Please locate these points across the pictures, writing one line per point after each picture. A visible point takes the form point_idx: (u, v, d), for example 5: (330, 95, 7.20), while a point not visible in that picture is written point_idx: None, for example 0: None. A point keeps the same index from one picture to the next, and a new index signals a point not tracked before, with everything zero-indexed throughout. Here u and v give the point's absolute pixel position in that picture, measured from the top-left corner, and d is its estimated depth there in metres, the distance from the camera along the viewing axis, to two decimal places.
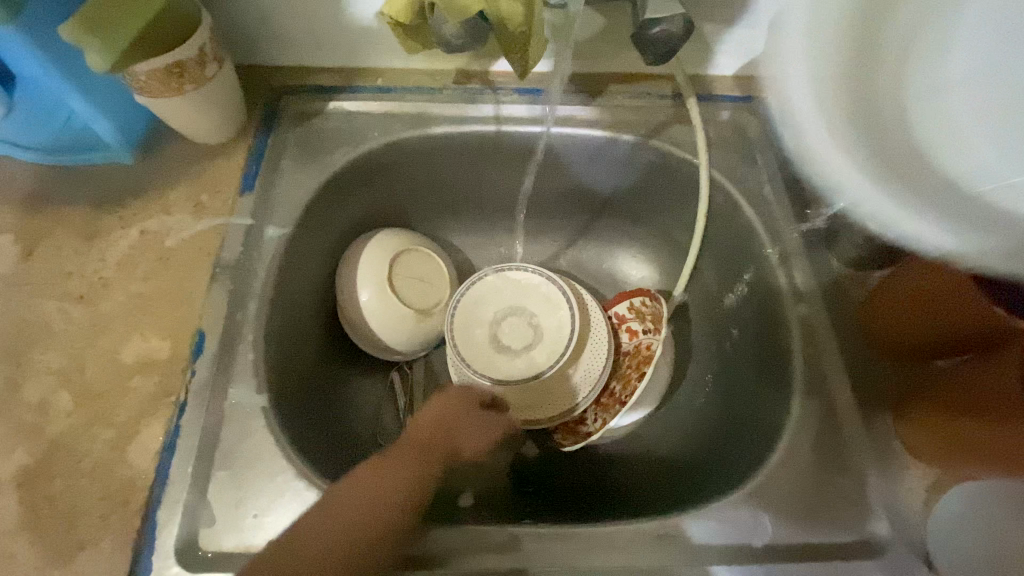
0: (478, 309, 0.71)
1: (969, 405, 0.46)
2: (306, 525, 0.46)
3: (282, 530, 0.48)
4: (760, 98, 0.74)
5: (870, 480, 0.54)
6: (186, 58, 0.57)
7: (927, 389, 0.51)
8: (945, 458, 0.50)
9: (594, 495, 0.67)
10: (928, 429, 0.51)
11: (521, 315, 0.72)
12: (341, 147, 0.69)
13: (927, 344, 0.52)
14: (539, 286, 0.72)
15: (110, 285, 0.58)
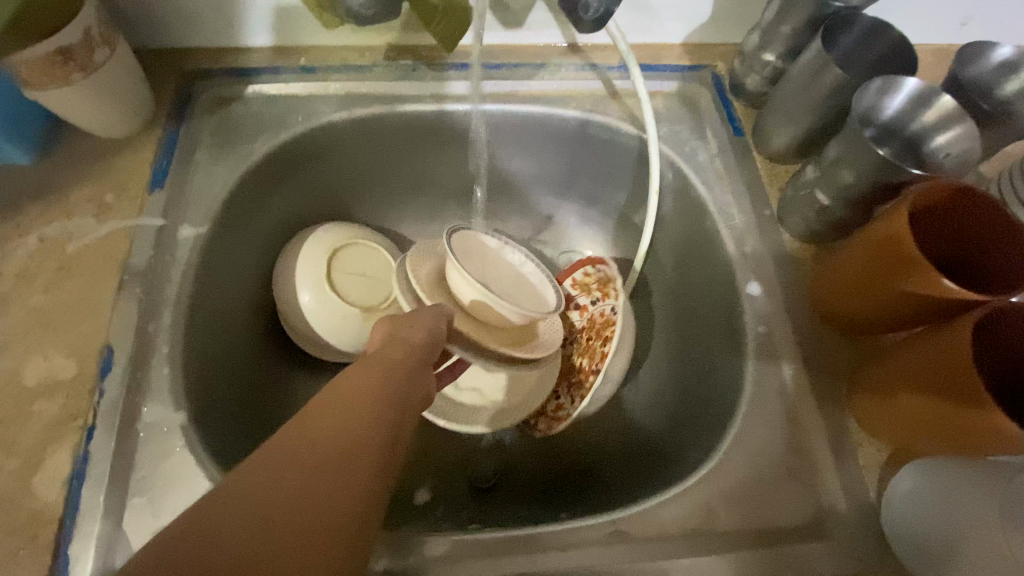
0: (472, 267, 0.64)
1: (923, 381, 0.45)
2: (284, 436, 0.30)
3: None
4: (709, 67, 0.70)
5: (822, 457, 0.53)
6: (70, 43, 0.50)
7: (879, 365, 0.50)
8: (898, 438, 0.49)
9: (554, 488, 0.66)
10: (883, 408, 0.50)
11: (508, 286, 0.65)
12: (262, 134, 0.63)
13: (879, 318, 0.51)
14: (513, 262, 0.66)
15: (6, 299, 0.53)
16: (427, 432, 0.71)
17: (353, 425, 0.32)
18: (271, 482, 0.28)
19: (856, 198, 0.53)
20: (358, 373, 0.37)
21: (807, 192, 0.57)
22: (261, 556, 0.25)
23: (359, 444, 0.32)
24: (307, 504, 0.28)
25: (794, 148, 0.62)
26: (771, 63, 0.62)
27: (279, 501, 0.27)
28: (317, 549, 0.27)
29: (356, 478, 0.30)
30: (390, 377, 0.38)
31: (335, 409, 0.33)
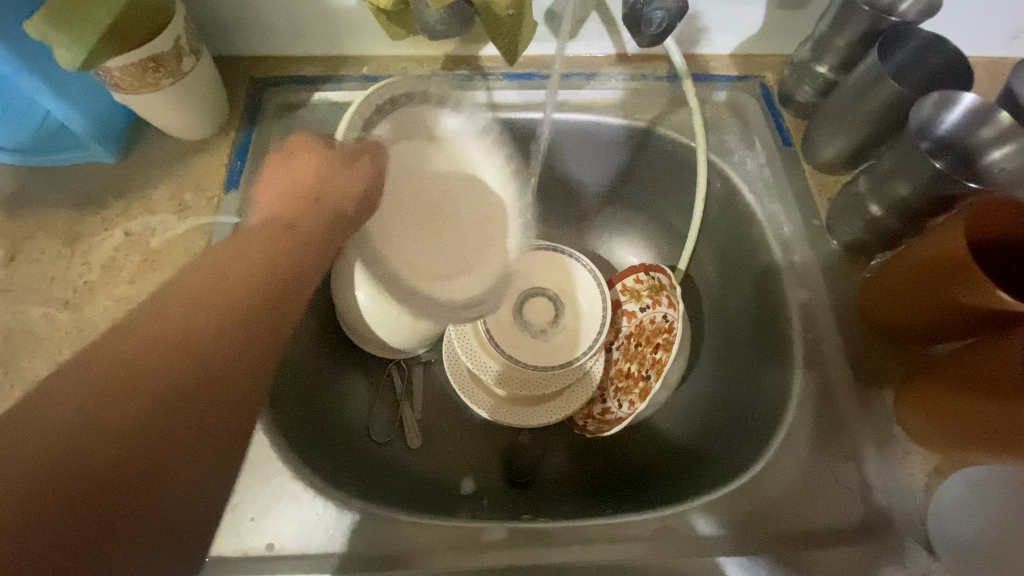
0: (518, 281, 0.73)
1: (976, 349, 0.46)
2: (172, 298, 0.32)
3: (287, 531, 0.49)
4: (758, 78, 0.72)
5: (868, 464, 0.53)
6: (161, 52, 0.54)
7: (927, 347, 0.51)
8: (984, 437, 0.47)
9: (595, 487, 0.67)
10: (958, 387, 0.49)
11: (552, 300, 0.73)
12: (327, 139, 0.67)
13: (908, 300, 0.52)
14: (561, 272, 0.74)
15: (95, 288, 0.57)
16: (471, 426, 0.73)
17: (204, 337, 0.31)
18: (76, 394, 0.27)
19: (910, 211, 0.54)
20: (232, 264, 0.36)
21: (858, 203, 0.58)
22: (81, 474, 0.25)
23: (216, 358, 0.31)
24: (152, 423, 0.27)
25: (844, 160, 0.63)
26: (823, 76, 0.63)
27: (179, 368, 0.30)
28: (171, 467, 0.28)
29: (220, 394, 0.30)
30: (281, 282, 0.37)
31: (202, 316, 0.32)
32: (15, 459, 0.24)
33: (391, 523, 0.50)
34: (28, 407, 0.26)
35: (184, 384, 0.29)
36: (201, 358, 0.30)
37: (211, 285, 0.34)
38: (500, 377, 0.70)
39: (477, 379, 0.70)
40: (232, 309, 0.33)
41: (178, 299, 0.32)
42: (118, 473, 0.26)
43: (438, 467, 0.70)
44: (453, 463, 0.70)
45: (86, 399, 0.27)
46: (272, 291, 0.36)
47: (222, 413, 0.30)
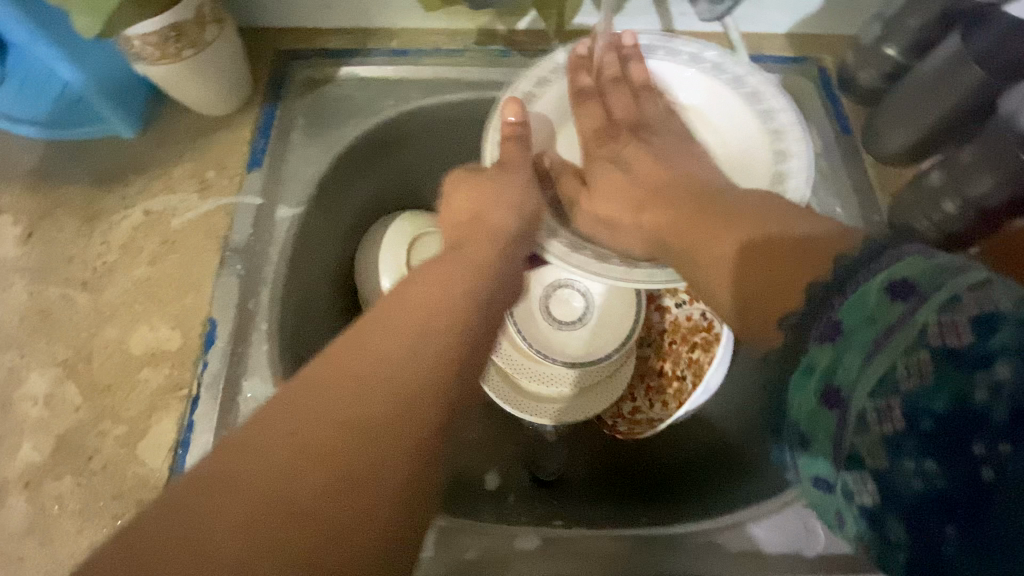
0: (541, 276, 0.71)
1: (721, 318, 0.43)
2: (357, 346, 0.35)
3: None
4: (817, 60, 0.66)
5: None
6: (184, 20, 0.51)
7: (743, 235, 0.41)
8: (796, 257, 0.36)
9: (628, 488, 0.65)
10: (777, 265, 0.37)
11: (583, 294, 0.71)
12: (354, 117, 0.63)
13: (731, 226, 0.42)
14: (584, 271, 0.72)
15: (113, 269, 0.55)
16: (497, 420, 0.71)
17: (344, 421, 0.31)
18: (229, 484, 0.29)
19: (986, 209, 0.49)
20: (377, 342, 0.35)
21: (933, 199, 0.53)
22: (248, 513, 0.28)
23: (371, 445, 0.31)
24: (304, 521, 0.28)
25: (910, 153, 0.58)
26: (892, 59, 0.58)
27: (334, 416, 0.32)
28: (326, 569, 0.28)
29: (368, 489, 0.30)
30: (426, 357, 0.35)
31: (344, 407, 0.32)
32: (185, 543, 0.27)
33: (448, 529, 0.47)
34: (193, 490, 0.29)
35: (331, 483, 0.30)
36: (344, 455, 0.30)
37: (355, 366, 0.34)
38: (529, 373, 0.67)
39: (505, 374, 0.68)
40: (381, 391, 0.33)
41: (317, 386, 0.33)
42: (285, 545, 0.27)
43: (463, 460, 0.67)
44: (477, 457, 0.68)
45: (244, 487, 0.29)
46: (415, 370, 0.34)
47: (376, 512, 0.30)
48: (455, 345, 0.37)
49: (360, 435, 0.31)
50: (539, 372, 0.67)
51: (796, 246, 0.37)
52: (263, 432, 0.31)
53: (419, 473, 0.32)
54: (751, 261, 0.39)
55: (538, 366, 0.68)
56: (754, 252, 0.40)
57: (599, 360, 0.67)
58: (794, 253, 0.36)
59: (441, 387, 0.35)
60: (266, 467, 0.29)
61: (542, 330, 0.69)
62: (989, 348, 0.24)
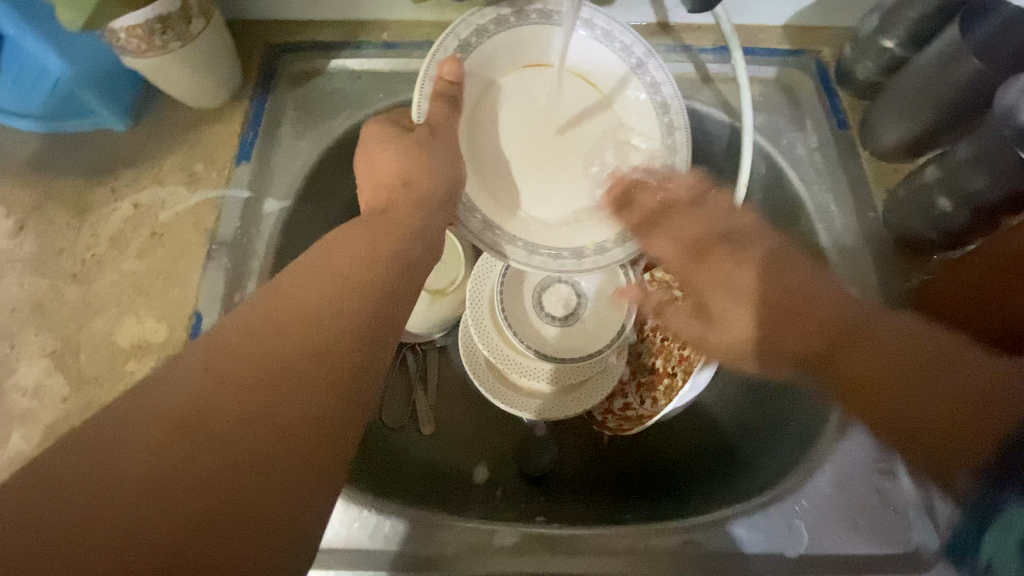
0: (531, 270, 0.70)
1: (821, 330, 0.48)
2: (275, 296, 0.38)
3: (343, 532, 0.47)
4: (815, 52, 0.65)
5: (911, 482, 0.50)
6: (171, 12, 0.50)
7: (913, 359, 0.43)
8: (946, 409, 0.41)
9: (615, 485, 0.65)
10: (936, 392, 0.42)
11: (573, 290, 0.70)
12: (343, 110, 0.63)
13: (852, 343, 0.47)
14: None
15: (103, 262, 0.55)
16: (486, 415, 0.71)
17: (257, 354, 0.34)
18: (145, 410, 0.31)
19: (982, 206, 0.48)
20: (293, 292, 0.38)
21: (927, 195, 0.52)
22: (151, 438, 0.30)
23: (283, 385, 0.34)
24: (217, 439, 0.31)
25: (906, 148, 0.57)
26: (890, 51, 0.56)
27: (245, 357, 0.34)
28: (236, 473, 0.30)
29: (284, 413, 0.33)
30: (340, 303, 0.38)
31: (265, 344, 0.35)
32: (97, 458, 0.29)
33: (427, 524, 0.48)
34: (107, 416, 0.31)
35: (246, 402, 0.32)
36: (259, 385, 0.33)
37: (273, 312, 0.37)
38: (517, 368, 0.67)
39: (493, 369, 0.67)
40: (295, 337, 0.35)
41: (234, 329, 0.36)
42: (182, 468, 0.29)
43: (452, 455, 0.68)
44: (466, 452, 0.68)
45: (160, 409, 0.31)
46: (331, 311, 0.37)
47: (292, 432, 0.33)
48: (370, 304, 0.39)
49: (274, 363, 0.34)
50: (530, 367, 0.67)
51: (944, 368, 0.42)
52: (179, 368, 0.33)
53: (337, 400, 0.35)
54: (886, 399, 0.44)
55: (529, 360, 0.67)
56: (906, 376, 0.43)
57: (590, 356, 0.67)
58: (938, 387, 0.42)
59: (355, 325, 0.38)
60: (179, 393, 0.32)
61: (530, 325, 0.69)
62: (1013, 477, 0.39)
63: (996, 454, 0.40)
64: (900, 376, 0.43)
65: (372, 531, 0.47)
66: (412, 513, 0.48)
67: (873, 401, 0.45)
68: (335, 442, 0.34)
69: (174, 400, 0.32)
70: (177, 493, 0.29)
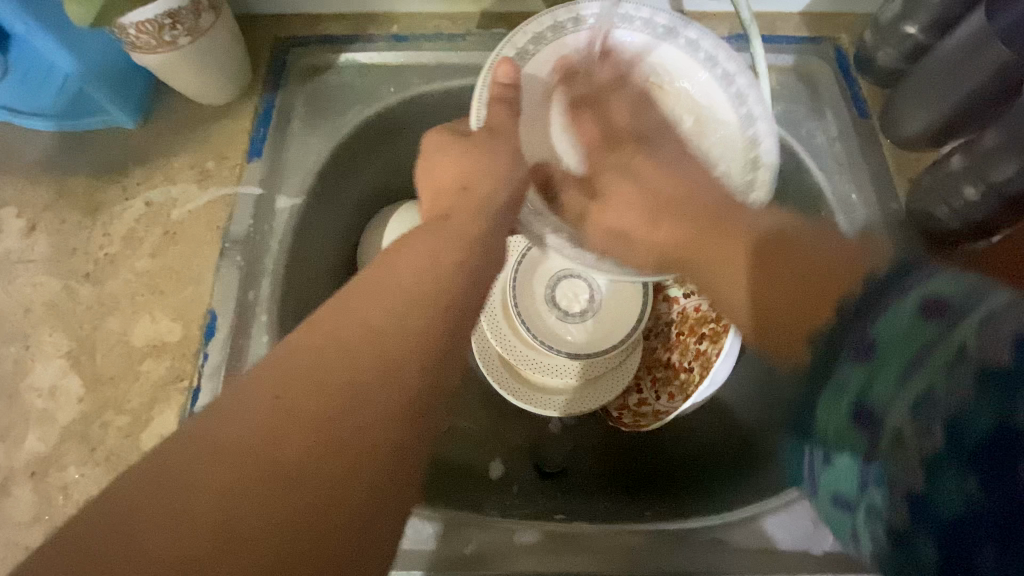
0: (542, 266, 0.70)
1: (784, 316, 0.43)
2: (334, 310, 0.36)
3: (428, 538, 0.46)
4: (834, 39, 0.63)
5: None
6: (180, 7, 0.50)
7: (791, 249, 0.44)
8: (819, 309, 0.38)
9: (632, 481, 0.64)
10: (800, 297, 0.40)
11: (587, 283, 0.70)
12: (354, 104, 0.62)
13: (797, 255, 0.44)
14: None
15: (115, 261, 0.55)
16: (500, 413, 0.70)
17: (320, 393, 0.32)
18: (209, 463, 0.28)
19: (1010, 195, 0.47)
20: (351, 319, 0.35)
21: (953, 185, 0.51)
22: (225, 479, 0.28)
23: (357, 409, 0.32)
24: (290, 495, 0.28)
25: (929, 136, 0.56)
26: (912, 38, 0.55)
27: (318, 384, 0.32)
28: (312, 511, 0.28)
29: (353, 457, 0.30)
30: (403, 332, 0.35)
31: (329, 366, 0.33)
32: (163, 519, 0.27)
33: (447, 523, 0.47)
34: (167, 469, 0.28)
35: (315, 447, 0.30)
36: (328, 429, 0.30)
37: (330, 345, 0.34)
38: (533, 364, 0.66)
39: (508, 366, 0.67)
40: (365, 359, 0.33)
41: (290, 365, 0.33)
42: (260, 510, 0.27)
43: (467, 452, 0.67)
44: (481, 448, 0.67)
45: (226, 462, 0.28)
46: (391, 342, 0.34)
47: (365, 467, 0.31)
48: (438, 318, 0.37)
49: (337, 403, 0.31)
50: (543, 362, 0.66)
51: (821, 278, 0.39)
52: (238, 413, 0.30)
53: (404, 440, 0.33)
54: (787, 282, 0.42)
55: (542, 356, 0.67)
56: (792, 278, 0.42)
57: (605, 351, 0.66)
58: (823, 287, 0.39)
59: (419, 347, 0.35)
60: (240, 443, 0.29)
61: (544, 319, 0.68)
62: (993, 397, 0.26)
63: (851, 312, 0.33)
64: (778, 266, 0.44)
65: None
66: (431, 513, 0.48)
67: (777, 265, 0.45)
68: (404, 468, 0.32)
69: (243, 434, 0.29)
70: (255, 541, 0.27)
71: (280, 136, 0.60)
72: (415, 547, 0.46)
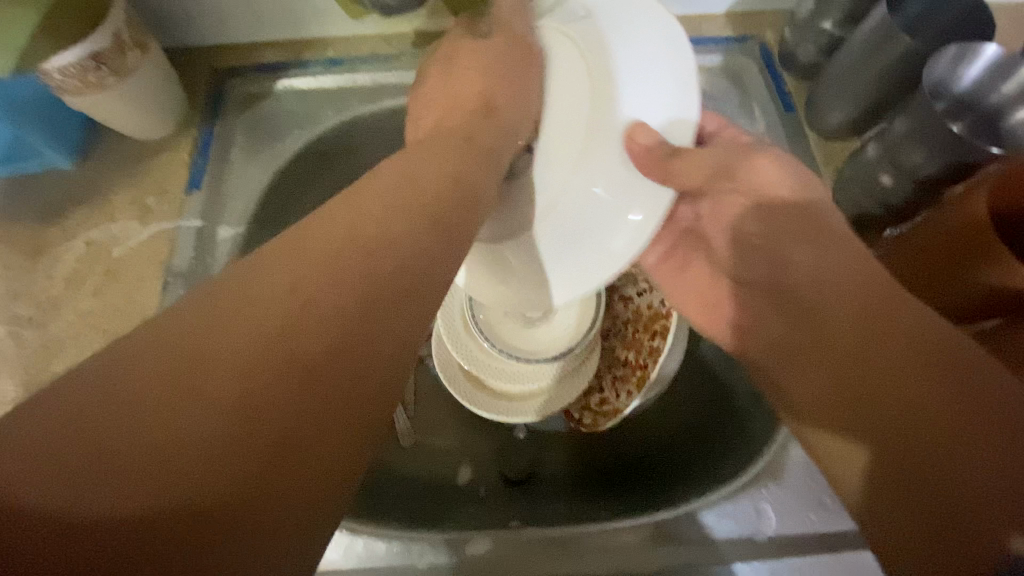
0: None
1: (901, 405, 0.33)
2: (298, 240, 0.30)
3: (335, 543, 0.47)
4: (758, 38, 0.65)
5: None
6: (102, 47, 0.50)
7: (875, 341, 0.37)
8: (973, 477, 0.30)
9: (594, 480, 0.65)
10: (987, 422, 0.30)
11: None
12: (293, 131, 0.63)
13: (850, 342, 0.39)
14: None
15: (59, 302, 0.55)
16: (466, 423, 0.71)
17: (286, 406, 0.24)
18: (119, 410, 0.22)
19: (926, 178, 0.49)
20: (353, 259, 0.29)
21: (870, 171, 0.53)
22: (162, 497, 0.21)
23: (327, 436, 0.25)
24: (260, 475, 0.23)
25: (851, 127, 0.58)
26: (828, 33, 0.57)
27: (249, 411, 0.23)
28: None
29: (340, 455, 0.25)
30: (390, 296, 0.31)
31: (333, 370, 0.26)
32: (179, 415, 0.22)
33: (403, 540, 0.48)
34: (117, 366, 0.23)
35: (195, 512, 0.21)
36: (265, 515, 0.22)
37: (291, 294, 0.27)
38: (490, 370, 0.67)
39: (470, 377, 0.67)
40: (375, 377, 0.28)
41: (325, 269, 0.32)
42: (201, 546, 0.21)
43: (433, 462, 0.68)
44: (447, 456, 0.68)
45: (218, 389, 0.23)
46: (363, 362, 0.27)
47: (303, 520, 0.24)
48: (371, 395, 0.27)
49: (325, 365, 0.26)
50: (499, 367, 0.67)
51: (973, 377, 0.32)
52: (256, 340, 0.25)
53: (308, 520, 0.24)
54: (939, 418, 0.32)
55: (499, 362, 0.67)
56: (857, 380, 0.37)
57: (560, 353, 0.66)
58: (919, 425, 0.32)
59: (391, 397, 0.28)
60: (245, 364, 0.24)
61: (499, 325, 0.69)
62: None
63: None
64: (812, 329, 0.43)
65: (345, 551, 0.47)
66: (388, 532, 0.48)
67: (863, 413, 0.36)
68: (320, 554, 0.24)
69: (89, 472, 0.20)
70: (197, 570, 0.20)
71: (219, 164, 0.61)
72: (373, 560, 0.47)
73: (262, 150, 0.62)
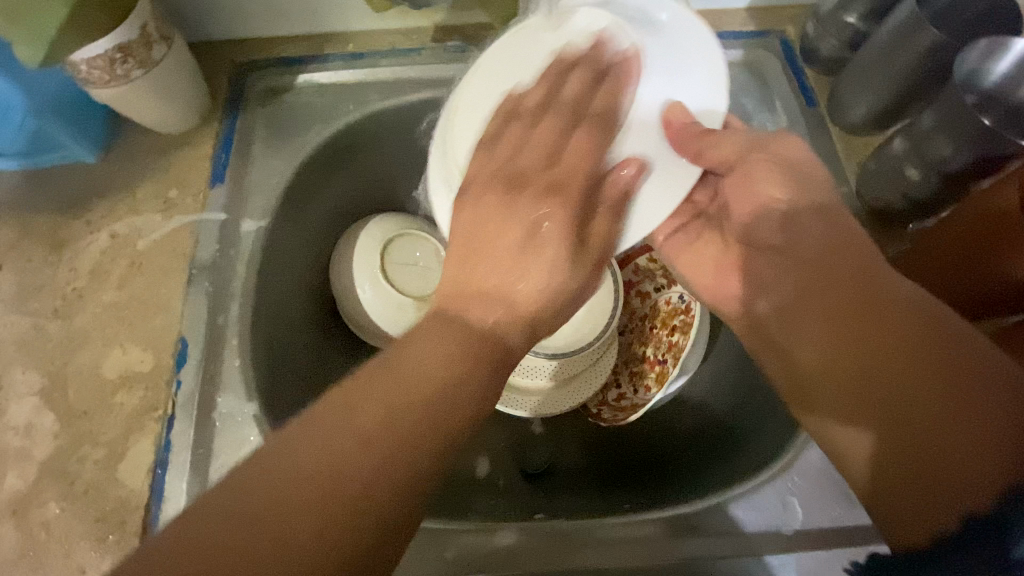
0: None
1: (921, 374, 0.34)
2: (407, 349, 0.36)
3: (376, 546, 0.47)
4: (779, 32, 0.65)
5: None
6: (130, 40, 0.50)
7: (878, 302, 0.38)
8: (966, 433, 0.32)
9: (612, 475, 0.65)
10: (982, 415, 0.32)
11: None
12: (313, 125, 0.63)
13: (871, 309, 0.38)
14: None
15: (83, 295, 0.55)
16: (484, 418, 0.70)
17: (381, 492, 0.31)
18: (250, 510, 0.29)
19: (951, 172, 0.49)
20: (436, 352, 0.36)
21: (895, 166, 0.53)
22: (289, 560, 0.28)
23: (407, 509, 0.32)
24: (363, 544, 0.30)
25: (873, 121, 0.58)
26: (852, 26, 0.57)
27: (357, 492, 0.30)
28: None
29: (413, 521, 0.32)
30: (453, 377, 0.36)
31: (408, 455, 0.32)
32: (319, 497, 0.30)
33: (429, 532, 0.48)
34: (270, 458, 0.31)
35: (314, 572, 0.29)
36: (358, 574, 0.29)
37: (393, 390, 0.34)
38: None
39: None
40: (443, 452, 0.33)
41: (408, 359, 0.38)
42: None
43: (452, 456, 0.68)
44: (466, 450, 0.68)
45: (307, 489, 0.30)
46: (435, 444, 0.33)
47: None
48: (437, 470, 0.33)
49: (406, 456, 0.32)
50: (517, 362, 0.66)
51: (978, 370, 0.33)
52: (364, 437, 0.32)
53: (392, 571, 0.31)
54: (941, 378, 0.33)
55: None
56: (868, 362, 0.37)
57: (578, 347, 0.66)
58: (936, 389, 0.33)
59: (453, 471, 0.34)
60: (356, 456, 0.31)
61: None
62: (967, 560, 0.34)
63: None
64: (819, 297, 0.41)
65: None
66: (413, 524, 0.48)
67: (862, 398, 0.37)
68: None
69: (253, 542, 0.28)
70: None
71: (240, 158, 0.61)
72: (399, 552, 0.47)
73: (282, 144, 0.62)
